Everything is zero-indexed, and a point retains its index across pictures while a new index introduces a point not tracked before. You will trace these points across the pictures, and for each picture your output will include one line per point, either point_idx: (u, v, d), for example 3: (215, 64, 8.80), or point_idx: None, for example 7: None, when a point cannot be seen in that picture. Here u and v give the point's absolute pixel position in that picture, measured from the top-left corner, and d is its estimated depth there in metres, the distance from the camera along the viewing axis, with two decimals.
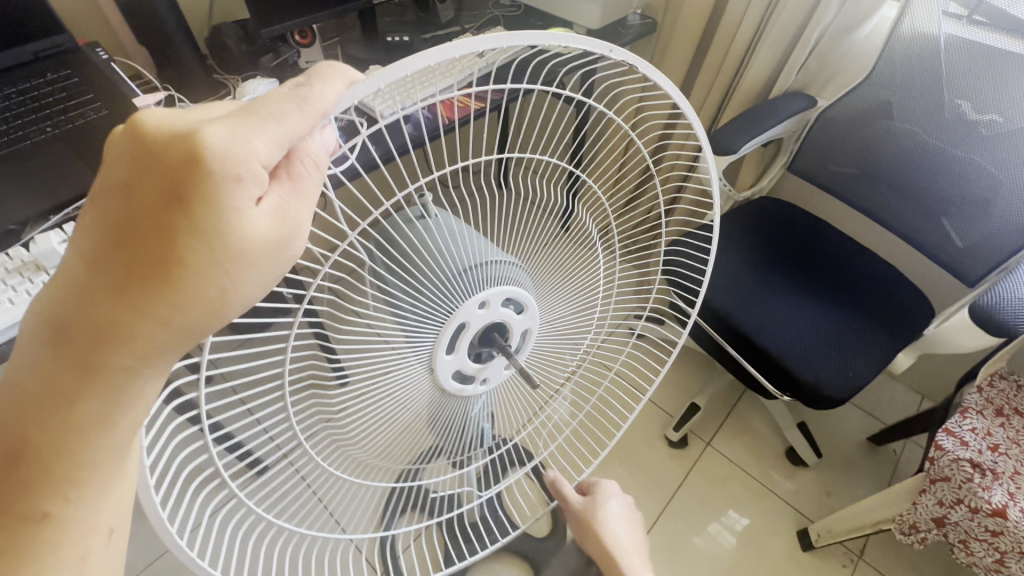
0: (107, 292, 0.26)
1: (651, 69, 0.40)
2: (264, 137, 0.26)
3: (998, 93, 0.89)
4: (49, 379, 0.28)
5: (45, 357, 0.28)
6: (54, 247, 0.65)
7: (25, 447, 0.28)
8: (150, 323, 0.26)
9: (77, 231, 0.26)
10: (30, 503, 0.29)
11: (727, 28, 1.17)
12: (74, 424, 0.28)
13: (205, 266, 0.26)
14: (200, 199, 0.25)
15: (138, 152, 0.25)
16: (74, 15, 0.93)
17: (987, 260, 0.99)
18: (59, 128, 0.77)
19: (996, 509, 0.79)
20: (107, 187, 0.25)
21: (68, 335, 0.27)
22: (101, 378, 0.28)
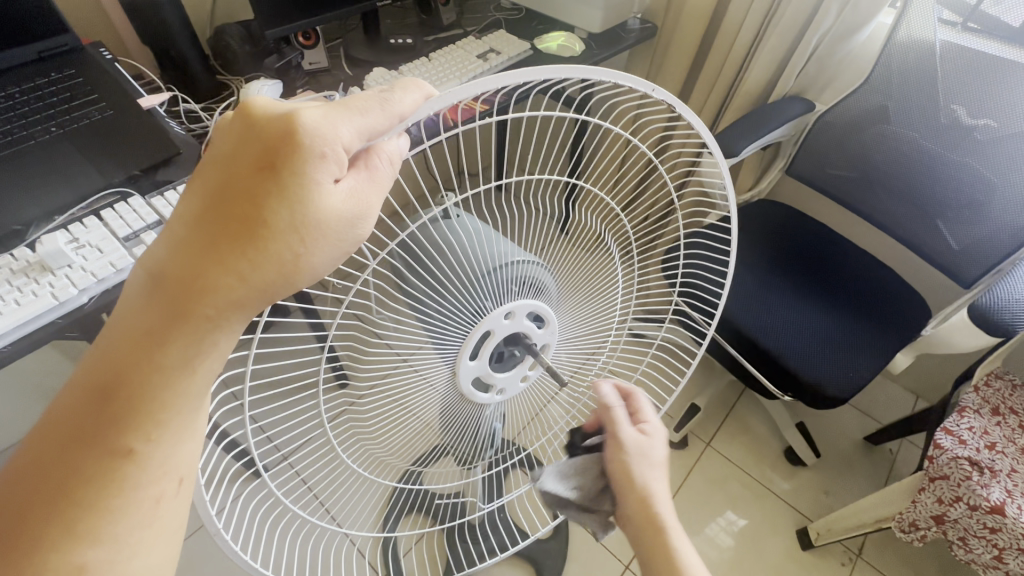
0: (202, 247, 0.29)
1: (672, 96, 0.42)
2: (350, 125, 0.29)
3: (992, 99, 0.91)
4: (141, 324, 0.30)
5: (140, 303, 0.30)
6: (61, 248, 0.64)
7: (119, 386, 0.30)
8: (232, 277, 0.29)
9: (188, 193, 0.30)
10: (118, 438, 0.31)
11: (727, 33, 1.18)
12: (159, 366, 0.30)
13: (284, 230, 0.29)
14: (290, 170, 0.28)
15: (249, 131, 0.29)
16: (77, 14, 0.92)
17: (982, 262, 1.01)
18: (63, 128, 0.77)
19: (994, 506, 0.81)
20: (219, 158, 0.29)
21: (162, 284, 0.30)
22: (183, 324, 0.30)
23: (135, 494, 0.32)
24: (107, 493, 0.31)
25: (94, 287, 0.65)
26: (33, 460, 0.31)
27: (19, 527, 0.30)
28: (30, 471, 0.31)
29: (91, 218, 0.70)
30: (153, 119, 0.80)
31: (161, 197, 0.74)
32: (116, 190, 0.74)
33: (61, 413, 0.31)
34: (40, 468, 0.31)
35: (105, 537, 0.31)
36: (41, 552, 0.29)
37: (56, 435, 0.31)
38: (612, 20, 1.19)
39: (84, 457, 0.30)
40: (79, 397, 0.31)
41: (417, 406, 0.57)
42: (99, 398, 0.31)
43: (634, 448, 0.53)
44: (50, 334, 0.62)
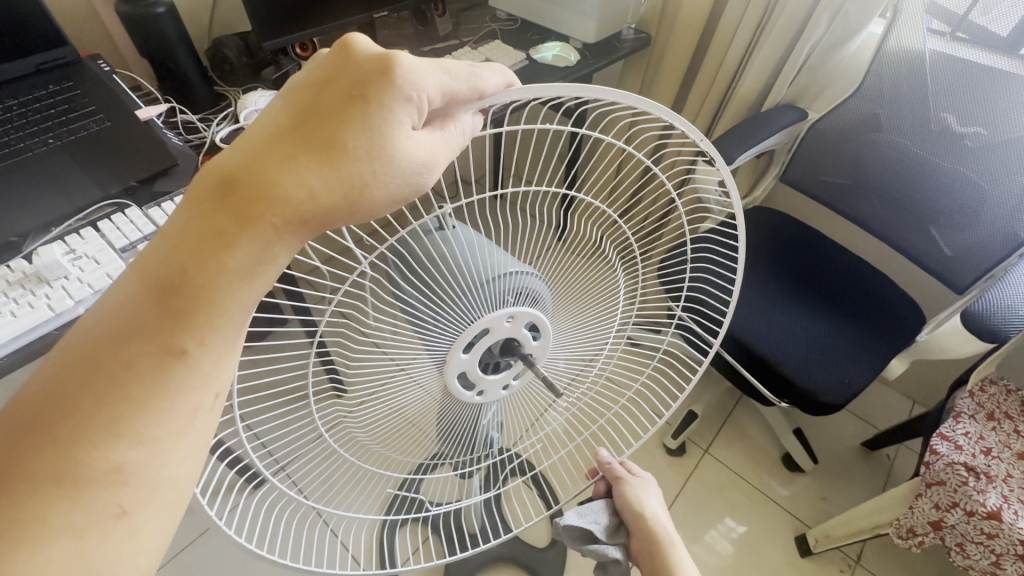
0: (282, 153, 0.28)
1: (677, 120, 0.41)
2: (436, 82, 0.31)
3: (982, 107, 0.92)
4: (205, 221, 0.28)
5: (208, 202, 0.29)
6: (57, 259, 0.64)
7: (179, 282, 0.28)
8: (302, 187, 0.28)
9: (281, 109, 0.31)
10: (175, 338, 0.29)
11: (720, 43, 1.20)
12: (222, 266, 0.29)
13: (361, 156, 0.29)
14: (378, 103, 0.29)
15: (346, 65, 0.30)
16: (75, 27, 0.93)
17: (974, 268, 1.02)
18: (61, 140, 0.77)
19: (990, 512, 0.81)
20: (315, 84, 0.31)
21: (235, 184, 0.28)
22: (249, 227, 0.28)
23: (180, 398, 0.29)
24: (155, 394, 0.29)
25: (91, 298, 0.65)
26: (80, 353, 0.29)
27: (60, 417, 0.28)
28: (76, 365, 0.29)
29: (87, 229, 0.70)
30: (150, 130, 0.81)
31: (158, 207, 0.74)
32: (113, 200, 0.74)
33: (116, 306, 0.29)
34: (87, 359, 0.29)
35: (143, 439, 0.29)
36: (78, 449, 0.27)
37: (108, 329, 0.29)
38: (606, 30, 1.21)
39: (135, 352, 0.29)
40: (135, 292, 0.29)
41: (410, 405, 0.57)
42: (157, 297, 0.29)
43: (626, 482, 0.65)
44: (47, 345, 0.62)
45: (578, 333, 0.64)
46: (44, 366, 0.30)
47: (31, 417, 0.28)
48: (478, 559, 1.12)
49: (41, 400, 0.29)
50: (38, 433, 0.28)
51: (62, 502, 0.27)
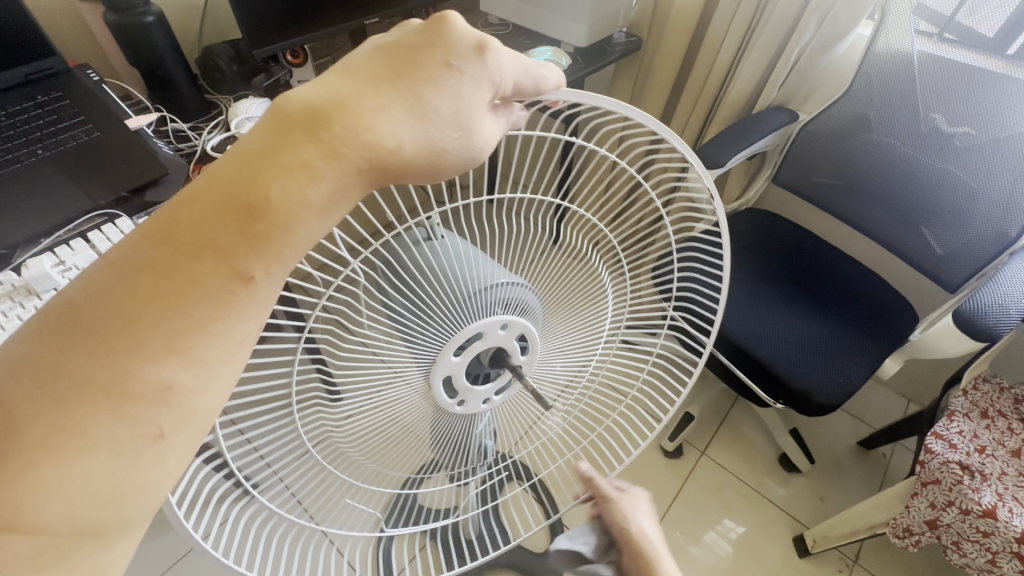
0: (368, 96, 0.29)
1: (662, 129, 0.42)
2: (514, 72, 0.34)
3: (969, 107, 0.93)
4: (284, 144, 0.28)
5: (287, 128, 0.28)
6: (47, 271, 0.64)
7: (257, 201, 0.28)
8: (388, 134, 0.29)
9: (354, 65, 0.31)
10: (240, 262, 0.28)
11: (710, 46, 1.20)
12: (301, 195, 0.28)
13: (445, 122, 0.31)
14: (468, 79, 0.32)
15: (436, 35, 0.32)
16: (64, 37, 0.92)
17: (965, 267, 1.02)
18: (50, 151, 0.76)
19: (986, 510, 0.81)
20: (397, 47, 0.32)
21: (317, 116, 0.28)
22: (333, 164, 0.28)
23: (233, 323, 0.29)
24: (216, 315, 0.28)
25: None
26: (137, 258, 0.28)
27: (119, 324, 0.27)
28: (131, 272, 0.27)
29: (77, 240, 0.70)
30: (139, 139, 0.81)
31: (149, 217, 0.74)
32: (103, 211, 0.74)
33: (180, 217, 0.28)
34: (143, 268, 0.27)
35: (173, 388, 0.27)
36: (126, 364, 0.26)
37: (164, 249, 0.28)
38: (597, 34, 1.21)
39: (201, 269, 0.27)
40: (201, 205, 0.28)
41: (401, 417, 0.57)
42: (227, 216, 0.27)
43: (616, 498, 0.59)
44: None
45: (570, 338, 0.64)
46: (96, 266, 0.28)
47: (86, 321, 0.27)
48: (476, 566, 1.11)
49: (97, 306, 0.27)
50: (94, 339, 0.27)
51: (107, 413, 0.26)
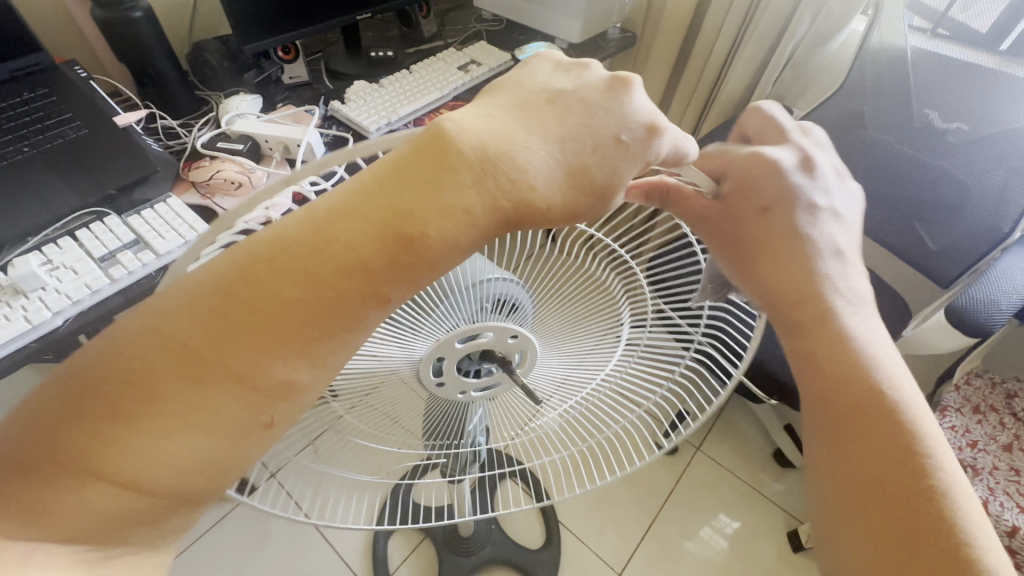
0: (532, 155, 0.30)
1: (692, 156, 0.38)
2: (679, 143, 0.36)
3: (961, 103, 0.93)
4: (440, 173, 0.29)
5: (448, 156, 0.29)
6: (34, 270, 0.63)
7: (412, 229, 0.29)
8: (539, 203, 0.31)
9: (532, 110, 0.32)
10: (322, 348, 0.29)
11: (705, 42, 1.20)
12: (454, 233, 0.29)
13: (589, 200, 0.32)
14: (624, 151, 0.33)
15: (618, 96, 0.34)
16: (51, 32, 0.91)
17: (959, 262, 1.03)
18: (37, 148, 0.75)
19: (977, 504, 0.82)
20: (578, 102, 0.33)
21: (483, 156, 0.30)
22: (489, 211, 0.30)
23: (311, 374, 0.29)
24: (353, 330, 0.30)
25: (68, 309, 0.64)
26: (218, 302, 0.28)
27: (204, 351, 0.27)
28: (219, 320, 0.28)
29: (65, 238, 0.69)
30: (128, 136, 0.80)
31: (138, 215, 0.73)
32: (92, 209, 0.73)
33: (330, 223, 0.28)
34: (239, 312, 0.28)
35: (127, 482, 0.27)
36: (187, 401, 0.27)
37: (312, 254, 0.28)
38: (591, 29, 1.21)
39: (353, 286, 0.28)
40: (362, 220, 0.29)
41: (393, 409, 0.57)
42: (339, 283, 0.28)
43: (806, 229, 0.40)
44: (25, 358, 0.61)
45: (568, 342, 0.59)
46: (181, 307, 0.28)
47: (174, 352, 0.27)
48: (471, 563, 1.11)
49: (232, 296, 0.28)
50: (168, 383, 0.27)
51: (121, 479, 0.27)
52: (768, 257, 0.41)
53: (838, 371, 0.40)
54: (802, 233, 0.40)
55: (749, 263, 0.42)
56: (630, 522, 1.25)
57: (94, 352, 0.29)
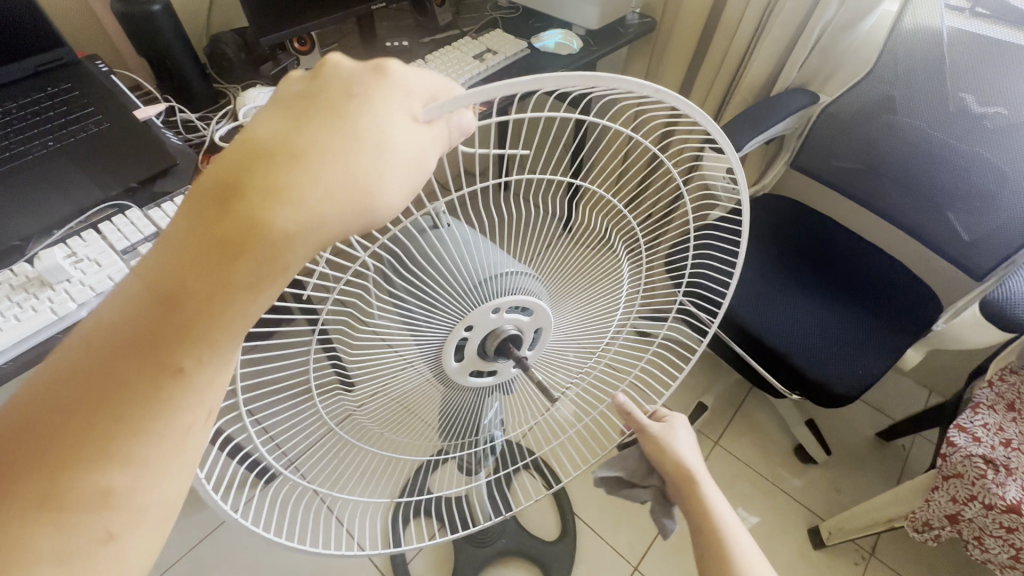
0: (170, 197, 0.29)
1: (674, 94, 0.35)
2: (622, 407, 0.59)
3: (1001, 86, 0.89)
4: (184, 228, 0.27)
5: (200, 214, 0.27)
6: (59, 263, 0.64)
7: (185, 292, 0.27)
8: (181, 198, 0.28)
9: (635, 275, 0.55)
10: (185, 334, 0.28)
11: (727, 27, 1.16)
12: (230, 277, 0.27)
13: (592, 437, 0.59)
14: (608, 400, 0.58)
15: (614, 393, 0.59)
16: (75, 29, 0.93)
17: (994, 254, 0.98)
18: (60, 142, 0.77)
19: (1010, 506, 0.78)
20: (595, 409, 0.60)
21: (227, 196, 0.27)
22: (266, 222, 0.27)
23: (129, 465, 0.28)
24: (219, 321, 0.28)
25: (93, 300, 0.66)
26: (127, 289, 0.28)
27: (125, 309, 0.28)
28: (156, 250, 0.28)
29: (89, 231, 0.70)
30: (148, 129, 0.81)
31: (158, 208, 0.75)
32: (114, 202, 0.74)
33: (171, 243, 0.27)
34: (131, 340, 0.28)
35: (134, 461, 0.28)
36: (103, 465, 0.27)
37: (164, 273, 0.27)
38: (610, 15, 1.18)
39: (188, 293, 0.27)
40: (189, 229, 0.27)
41: (416, 397, 0.57)
42: (156, 308, 0.27)
43: (672, 435, 0.58)
44: (51, 349, 0.63)
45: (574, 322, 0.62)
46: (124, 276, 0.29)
47: (77, 354, 0.28)
48: (485, 554, 1.12)
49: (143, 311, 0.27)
50: (84, 416, 0.27)
51: (46, 528, 0.26)
52: (655, 445, 0.58)
53: (703, 534, 0.53)
54: (677, 435, 0.58)
55: (652, 447, 0.58)
56: (645, 515, 1.24)
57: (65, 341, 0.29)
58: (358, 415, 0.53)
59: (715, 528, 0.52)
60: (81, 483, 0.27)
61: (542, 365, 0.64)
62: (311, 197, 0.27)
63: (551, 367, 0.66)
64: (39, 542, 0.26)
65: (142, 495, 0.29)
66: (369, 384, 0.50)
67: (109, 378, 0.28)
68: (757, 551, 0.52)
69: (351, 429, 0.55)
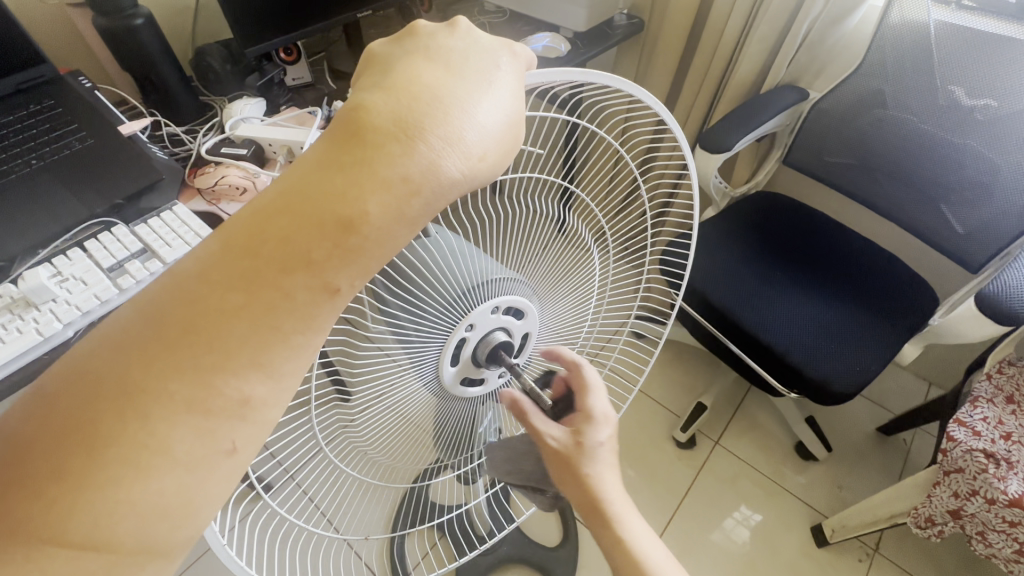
0: (334, 125, 0.29)
1: (622, 82, 0.41)
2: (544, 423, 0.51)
3: (991, 78, 0.89)
4: (352, 154, 0.28)
5: (360, 145, 0.28)
6: (43, 282, 0.64)
7: (356, 213, 0.27)
8: (353, 131, 0.29)
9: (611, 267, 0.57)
10: (338, 261, 0.28)
11: (714, 25, 1.16)
12: (405, 211, 0.28)
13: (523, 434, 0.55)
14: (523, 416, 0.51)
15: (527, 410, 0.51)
16: (58, 46, 0.92)
17: (989, 246, 0.98)
18: (44, 161, 0.75)
19: (1012, 500, 0.78)
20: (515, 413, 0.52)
21: (400, 137, 0.29)
22: (432, 176, 0.29)
23: (266, 381, 0.28)
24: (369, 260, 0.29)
25: (79, 320, 0.65)
26: (287, 196, 0.28)
27: (293, 219, 0.27)
28: (319, 165, 0.28)
29: (74, 250, 0.70)
30: (134, 145, 0.80)
31: (145, 224, 0.74)
32: (100, 220, 0.74)
33: (332, 169, 0.28)
34: (280, 253, 0.27)
35: (273, 373, 0.28)
36: (242, 375, 0.27)
37: (325, 190, 0.28)
38: (596, 17, 1.18)
39: (351, 219, 0.27)
40: (356, 159, 0.28)
41: (412, 414, 0.55)
42: (316, 226, 0.27)
43: (587, 461, 0.50)
44: (37, 371, 0.62)
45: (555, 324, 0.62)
46: (278, 187, 0.29)
47: (230, 253, 0.27)
48: (487, 562, 1.11)
49: (298, 227, 0.27)
50: (233, 323, 0.27)
51: (187, 428, 0.25)
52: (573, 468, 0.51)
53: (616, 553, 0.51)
54: (595, 455, 0.50)
55: (559, 470, 0.51)
56: (647, 516, 1.23)
57: (202, 244, 0.28)
58: (356, 438, 0.50)
59: (627, 549, 0.50)
60: (223, 388, 0.26)
61: (531, 370, 0.63)
62: (474, 153, 0.30)
63: (537, 371, 0.65)
64: (185, 442, 0.25)
65: (268, 416, 0.28)
66: (369, 404, 0.48)
67: (261, 280, 0.27)
68: (669, 560, 0.51)
69: (347, 455, 0.52)
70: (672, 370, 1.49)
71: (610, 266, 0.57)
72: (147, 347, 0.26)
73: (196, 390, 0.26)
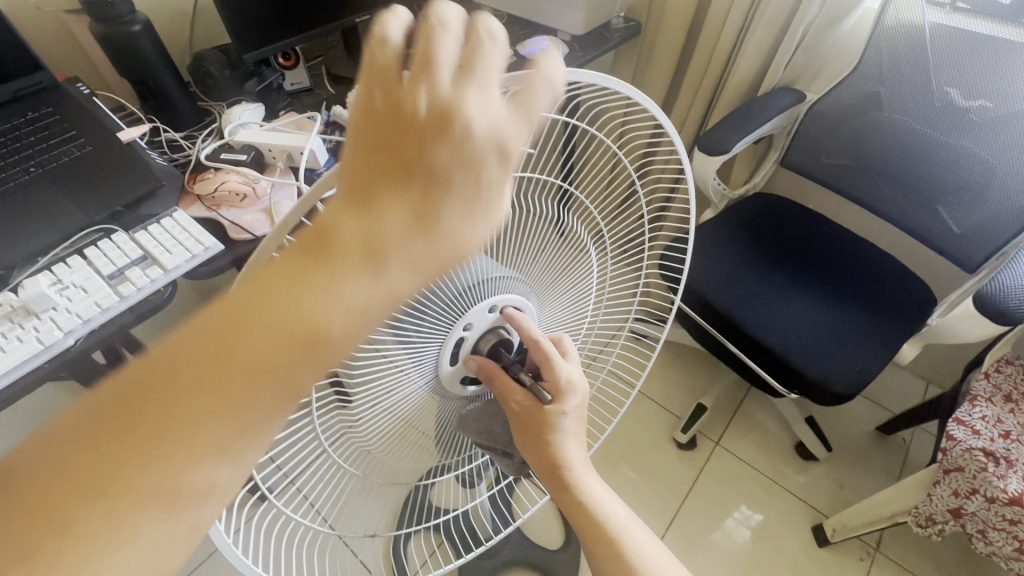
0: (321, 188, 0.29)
1: (616, 83, 0.41)
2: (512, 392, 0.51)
3: (986, 79, 0.89)
4: (340, 224, 0.28)
5: (347, 211, 0.28)
6: (43, 291, 0.63)
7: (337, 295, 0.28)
8: (341, 196, 0.29)
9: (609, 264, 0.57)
10: (319, 335, 0.28)
11: (711, 28, 1.17)
12: (388, 279, 0.29)
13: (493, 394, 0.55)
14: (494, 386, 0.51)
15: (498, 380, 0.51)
16: (55, 52, 0.92)
17: (985, 245, 0.98)
18: (42, 168, 0.75)
19: (1012, 498, 0.78)
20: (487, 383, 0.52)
21: (390, 202, 0.28)
22: (422, 233, 0.29)
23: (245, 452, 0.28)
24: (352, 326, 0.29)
25: (80, 328, 0.65)
26: (275, 273, 0.28)
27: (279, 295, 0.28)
28: (307, 241, 0.28)
29: (74, 257, 0.69)
30: (132, 151, 0.80)
31: (145, 231, 0.74)
32: (99, 226, 0.73)
33: (315, 242, 0.28)
34: (264, 332, 0.27)
35: (248, 451, 0.29)
36: (217, 455, 0.27)
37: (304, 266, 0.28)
38: (594, 20, 1.18)
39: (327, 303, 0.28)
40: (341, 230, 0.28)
41: (413, 415, 0.55)
42: (297, 312, 0.27)
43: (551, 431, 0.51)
44: (37, 379, 0.62)
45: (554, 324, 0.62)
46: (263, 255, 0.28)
47: (216, 324, 0.28)
48: (490, 565, 1.11)
49: (283, 303, 0.28)
50: (205, 408, 0.27)
51: (163, 508, 0.26)
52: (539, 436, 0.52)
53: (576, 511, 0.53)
54: (559, 423, 0.52)
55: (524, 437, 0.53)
56: (648, 517, 1.23)
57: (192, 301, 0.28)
58: (359, 438, 0.50)
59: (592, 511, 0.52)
60: (198, 470, 0.27)
61: None
62: (469, 212, 0.29)
63: None
64: (148, 533, 0.26)
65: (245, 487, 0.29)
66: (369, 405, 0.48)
67: (241, 354, 0.27)
68: (626, 512, 0.54)
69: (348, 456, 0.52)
70: (671, 371, 1.50)
71: (608, 264, 0.57)
72: (129, 419, 0.26)
73: (171, 475, 0.26)
